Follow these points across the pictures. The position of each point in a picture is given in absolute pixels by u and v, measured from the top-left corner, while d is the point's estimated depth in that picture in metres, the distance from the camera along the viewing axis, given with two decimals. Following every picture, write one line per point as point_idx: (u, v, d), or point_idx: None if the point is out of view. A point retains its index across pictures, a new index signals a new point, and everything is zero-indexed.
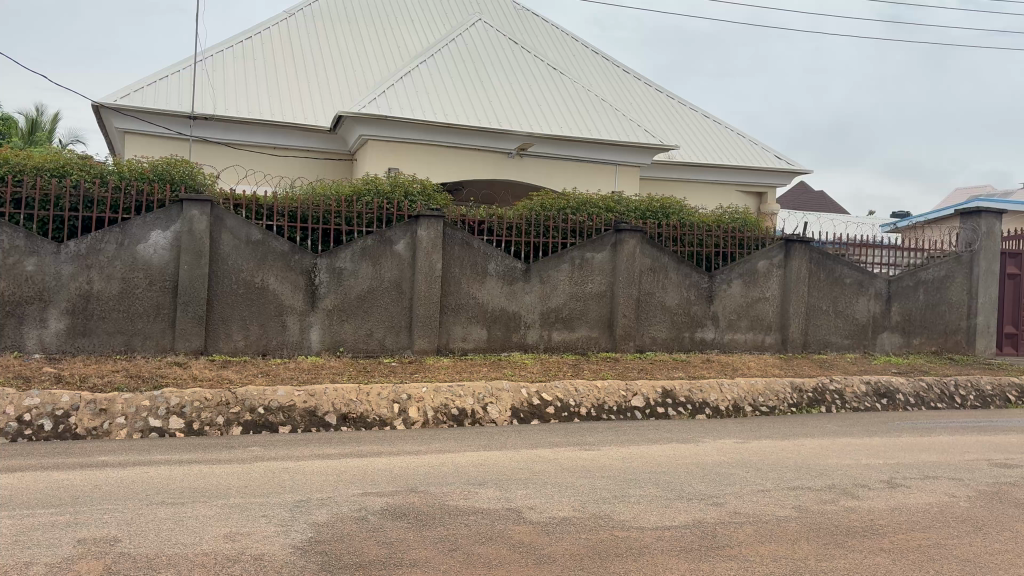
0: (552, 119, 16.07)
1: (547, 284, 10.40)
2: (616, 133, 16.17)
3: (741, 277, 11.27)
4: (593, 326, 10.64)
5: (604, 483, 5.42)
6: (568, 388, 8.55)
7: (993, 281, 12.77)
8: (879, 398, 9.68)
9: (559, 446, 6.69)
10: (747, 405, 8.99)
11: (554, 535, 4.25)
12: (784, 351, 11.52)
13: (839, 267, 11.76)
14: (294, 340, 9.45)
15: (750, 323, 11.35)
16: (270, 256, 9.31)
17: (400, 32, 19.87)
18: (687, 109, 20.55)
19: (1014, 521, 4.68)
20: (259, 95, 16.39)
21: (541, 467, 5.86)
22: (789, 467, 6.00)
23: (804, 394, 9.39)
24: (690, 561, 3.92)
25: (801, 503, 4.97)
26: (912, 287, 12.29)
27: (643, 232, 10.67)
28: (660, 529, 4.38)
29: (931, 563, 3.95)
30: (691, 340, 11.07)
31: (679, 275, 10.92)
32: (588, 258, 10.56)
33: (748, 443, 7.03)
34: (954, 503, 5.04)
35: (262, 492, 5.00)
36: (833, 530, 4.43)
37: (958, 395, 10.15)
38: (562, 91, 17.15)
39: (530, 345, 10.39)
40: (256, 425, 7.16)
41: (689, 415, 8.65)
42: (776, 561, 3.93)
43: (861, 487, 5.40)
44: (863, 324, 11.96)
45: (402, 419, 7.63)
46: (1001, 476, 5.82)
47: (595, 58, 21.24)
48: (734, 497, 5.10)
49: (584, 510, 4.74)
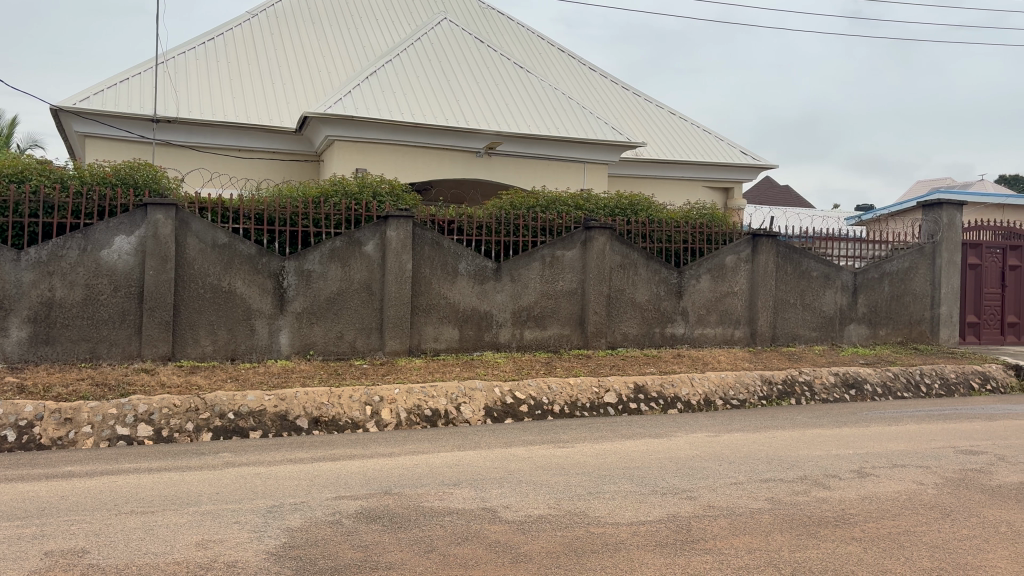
0: (519, 117, 16.07)
1: (518, 282, 10.39)
2: (584, 131, 16.21)
3: (709, 271, 11.35)
4: (564, 324, 10.65)
5: (579, 479, 5.43)
6: (541, 386, 8.56)
7: (955, 272, 13.00)
8: (847, 389, 9.80)
9: (534, 444, 6.70)
10: (718, 398, 9.07)
11: (530, 533, 4.25)
12: (753, 345, 11.63)
13: (806, 260, 11.89)
14: (262, 344, 9.35)
15: (719, 317, 11.44)
16: (237, 259, 9.21)
17: (364, 31, 19.74)
18: (652, 107, 20.68)
19: (980, 506, 4.76)
20: (222, 96, 16.21)
21: (516, 466, 5.86)
22: (761, 459, 6.05)
23: (773, 386, 9.50)
24: (666, 555, 3.93)
25: (774, 494, 5.01)
26: (877, 278, 12.46)
27: (613, 228, 10.71)
28: (635, 524, 4.39)
29: (902, 550, 4.00)
30: (661, 336, 11.13)
31: (649, 271, 10.97)
32: (559, 256, 10.56)
33: (719, 436, 7.09)
34: (923, 490, 5.12)
35: (233, 498, 4.94)
36: (806, 520, 4.48)
37: (923, 384, 10.31)
38: (528, 89, 17.15)
39: (502, 344, 10.37)
40: (226, 431, 7.08)
41: (661, 410, 8.70)
42: (750, 553, 3.95)
43: (831, 477, 5.47)
44: (830, 316, 12.10)
45: (375, 421, 7.58)
46: (967, 463, 5.92)
47: (561, 56, 21.28)
48: (707, 490, 5.13)
49: (560, 507, 4.74)
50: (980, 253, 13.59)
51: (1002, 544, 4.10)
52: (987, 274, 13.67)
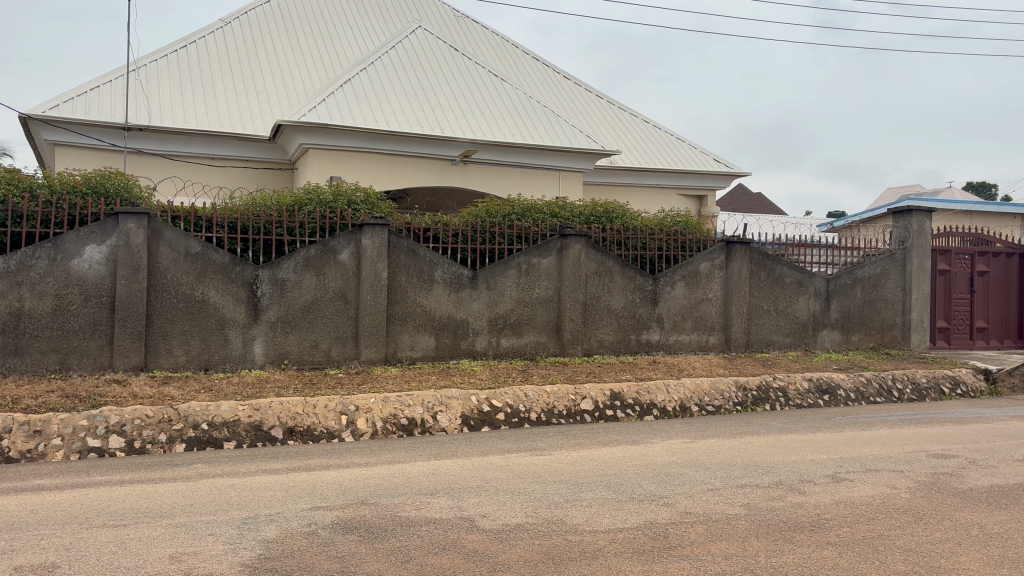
0: (494, 125, 16.10)
1: (494, 290, 10.39)
2: (559, 139, 16.26)
3: (684, 278, 11.41)
4: (540, 332, 10.67)
5: (556, 487, 5.43)
6: (517, 394, 8.55)
7: (926, 278, 13.17)
8: (821, 395, 9.89)
9: (511, 452, 6.69)
10: (693, 405, 9.11)
11: (507, 542, 4.23)
12: (727, 351, 11.71)
13: (779, 267, 11.99)
14: (236, 353, 9.26)
15: (694, 323, 11.51)
16: (210, 268, 9.12)
17: (339, 39, 19.69)
18: (626, 115, 20.79)
19: (953, 510, 4.81)
20: (195, 104, 16.09)
21: (493, 474, 5.84)
22: (737, 466, 6.08)
23: (748, 392, 9.55)
24: (644, 562, 3.93)
25: (750, 500, 5.04)
26: (849, 285, 12.59)
27: (588, 236, 10.74)
28: (613, 532, 4.40)
29: (876, 554, 4.03)
30: (637, 343, 11.17)
31: (625, 278, 11.01)
32: (535, 263, 10.57)
33: (695, 443, 7.12)
34: (896, 494, 5.17)
35: (207, 510, 4.88)
36: (782, 526, 4.50)
37: (896, 388, 10.43)
38: (503, 97, 17.18)
39: (479, 352, 10.36)
40: (200, 442, 7.01)
41: (637, 417, 8.73)
42: (727, 559, 3.97)
43: (807, 482, 5.50)
44: (803, 322, 12.21)
45: (350, 431, 7.53)
46: (939, 467, 5.98)
47: (536, 64, 21.35)
48: (683, 496, 5.15)
49: (537, 515, 4.73)
50: (949, 259, 13.79)
51: (974, 547, 4.14)
52: (957, 279, 13.87)
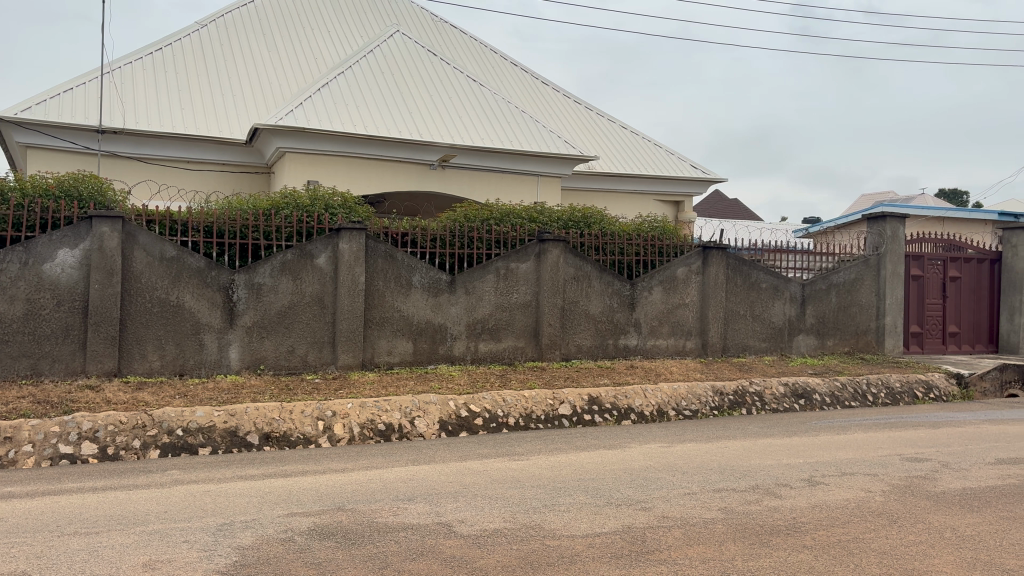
0: (472, 130, 16.09)
1: (472, 295, 10.37)
2: (537, 144, 16.29)
3: (661, 283, 11.46)
4: (519, 336, 10.66)
5: (535, 492, 5.42)
6: (496, 398, 8.53)
7: (899, 283, 13.33)
8: (797, 399, 9.96)
9: (489, 458, 6.68)
10: (670, 409, 9.14)
11: (485, 548, 4.22)
12: (704, 356, 11.76)
13: (755, 272, 12.08)
14: (211, 359, 9.18)
15: (671, 328, 11.56)
16: (185, 273, 9.05)
17: (316, 42, 19.62)
18: (604, 121, 20.87)
19: (926, 513, 4.85)
20: (171, 107, 15.96)
21: (472, 479, 5.82)
22: (713, 469, 6.11)
23: (725, 397, 9.61)
24: (621, 567, 3.94)
25: (726, 504, 5.06)
26: (824, 290, 12.70)
27: (566, 241, 10.76)
28: (590, 536, 4.39)
29: (852, 558, 4.06)
30: (615, 347, 11.19)
31: (602, 283, 11.04)
32: (513, 268, 10.57)
33: (672, 447, 7.14)
34: (870, 498, 5.21)
35: (182, 517, 4.82)
36: (758, 529, 4.53)
37: (870, 393, 10.53)
38: (481, 102, 17.19)
39: (457, 357, 10.34)
40: (174, 448, 6.94)
41: (615, 421, 8.75)
42: (704, 563, 3.98)
43: (783, 486, 5.54)
44: (779, 327, 12.30)
45: (327, 436, 7.48)
46: (912, 470, 6.05)
47: (514, 69, 21.40)
48: (661, 500, 5.16)
49: (516, 520, 4.72)
50: (923, 265, 13.92)
51: (947, 550, 4.18)
52: (929, 284, 14.03)
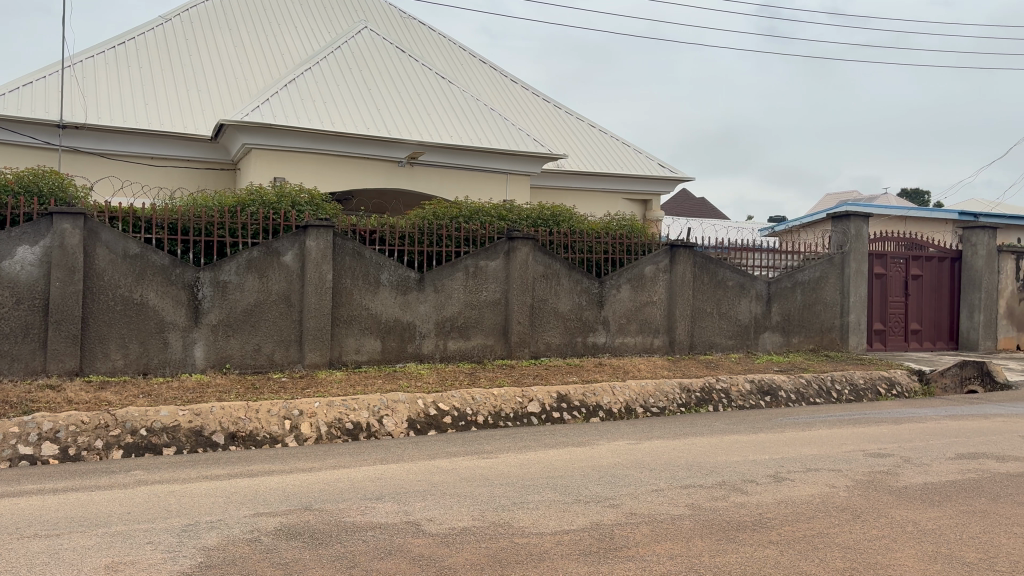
0: (441, 127, 16.05)
1: (441, 293, 10.35)
2: (506, 142, 16.29)
3: (629, 281, 11.52)
4: (488, 334, 10.66)
5: (503, 490, 5.42)
6: (464, 397, 8.52)
7: (862, 282, 13.53)
8: (762, 396, 10.07)
9: (458, 456, 6.66)
10: (638, 406, 9.19)
11: (454, 546, 4.21)
12: (672, 353, 11.84)
13: (721, 270, 12.18)
14: (176, 358, 9.06)
15: (639, 326, 11.62)
16: (149, 270, 8.92)
17: (283, 38, 19.43)
18: (573, 119, 20.92)
19: (889, 508, 4.93)
20: (135, 102, 15.71)
21: (440, 478, 5.80)
22: (681, 466, 6.16)
23: (692, 394, 9.68)
24: (589, 563, 3.95)
25: (693, 500, 5.10)
26: (790, 288, 12.85)
27: (536, 239, 10.77)
28: (558, 534, 4.40)
29: (816, 552, 4.11)
30: (583, 345, 11.23)
31: (571, 281, 11.07)
32: (482, 266, 10.56)
33: (640, 444, 7.17)
34: (834, 493, 5.28)
35: (145, 518, 4.75)
36: (725, 525, 4.57)
37: (834, 389, 10.67)
38: (450, 100, 17.15)
39: (425, 355, 10.31)
40: (138, 448, 6.83)
41: (583, 419, 8.78)
42: (671, 559, 4.00)
43: (749, 482, 5.60)
44: (745, 325, 12.42)
45: (294, 435, 7.41)
46: (875, 465, 6.14)
47: (482, 67, 21.36)
48: (629, 497, 5.19)
49: (485, 518, 4.72)
50: (886, 263, 14.14)
51: (909, 544, 4.25)
52: (892, 282, 14.24)
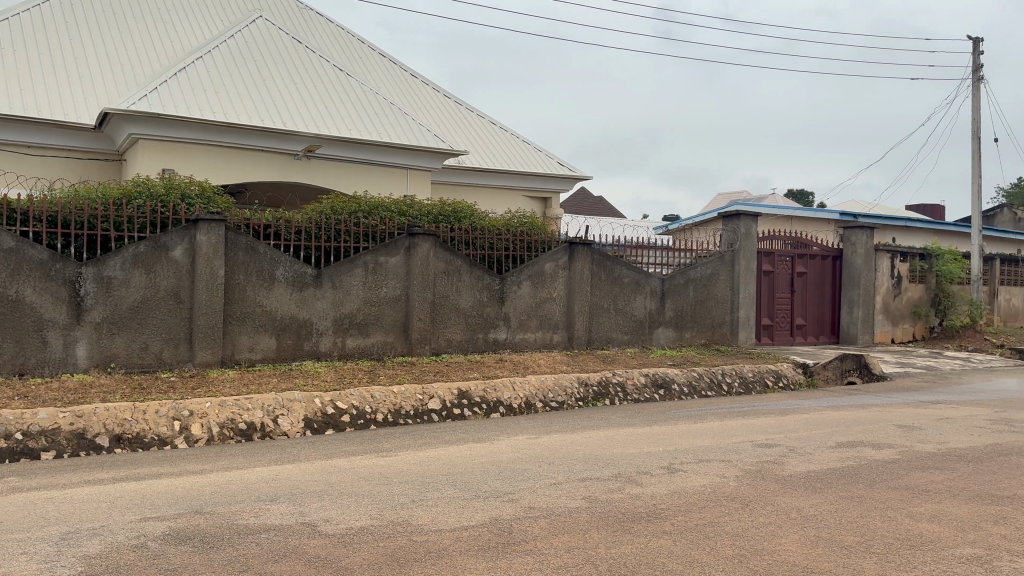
0: (340, 121, 15.78)
1: (339, 289, 10.19)
2: (406, 137, 16.16)
3: (529, 278, 11.61)
4: (387, 331, 10.55)
5: (401, 488, 5.38)
6: (363, 395, 8.41)
7: (751, 279, 14.04)
8: (657, 389, 10.33)
9: (355, 455, 6.57)
10: (538, 401, 9.28)
11: (351, 546, 4.15)
12: (570, 348, 12.00)
13: (618, 267, 12.43)
14: (56, 357, 8.60)
15: (539, 322, 11.72)
16: (26, 265, 8.44)
17: (173, 24, 18.71)
18: (473, 116, 20.93)
19: (775, 496, 5.13)
20: (10, 87, 14.82)
21: (337, 478, 5.71)
22: (578, 459, 6.25)
23: (589, 388, 9.84)
24: (487, 559, 3.96)
25: (590, 493, 5.18)
26: (683, 285, 13.22)
27: (436, 235, 10.73)
28: (457, 530, 4.40)
29: (706, 541, 4.24)
30: (484, 341, 11.25)
31: (471, 277, 11.07)
32: (382, 262, 10.43)
33: (538, 439, 7.25)
34: (724, 483, 5.46)
35: (20, 527, 4.50)
36: (621, 516, 4.66)
37: (725, 382, 11.05)
38: (349, 93, 16.88)
39: (322, 353, 10.13)
40: (14, 453, 6.46)
41: (484, 414, 8.80)
42: (569, 552, 4.06)
43: (643, 474, 5.72)
44: (641, 320, 12.70)
45: (184, 437, 7.16)
46: (763, 455, 6.39)
47: (382, 60, 21.12)
48: (527, 491, 5.23)
49: (383, 517, 4.67)
50: (773, 261, 14.71)
51: (794, 529, 4.43)
52: (779, 279, 14.84)
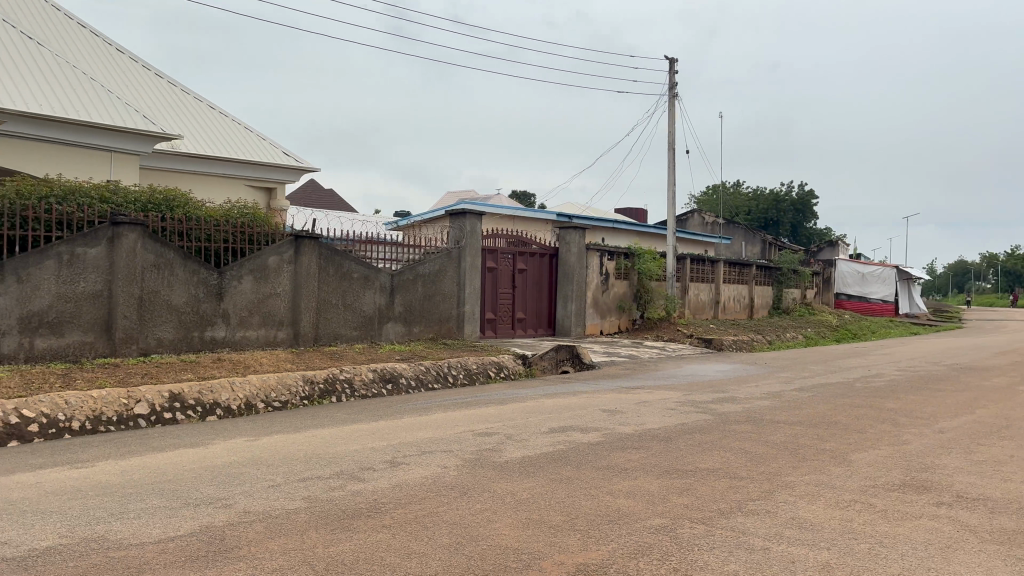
0: (29, 94, 14.10)
1: (27, 284, 9.11)
2: (110, 118, 14.80)
3: (252, 272, 11.14)
4: (88, 330, 9.59)
5: (99, 502, 4.91)
6: (57, 401, 7.57)
7: (476, 275, 14.52)
8: (384, 384, 10.36)
9: (45, 468, 5.90)
10: (260, 401, 8.92)
11: (34, 570, 3.72)
12: (296, 345, 11.67)
13: (346, 262, 12.28)
14: None
15: (262, 318, 11.27)
16: None
17: None
18: (190, 99, 19.66)
19: (491, 482, 5.35)
20: None
21: (21, 495, 5.09)
22: (300, 459, 6.10)
23: (315, 385, 9.63)
24: (195, 570, 3.73)
25: (310, 492, 5.07)
26: (411, 280, 13.37)
27: (145, 225, 9.96)
28: (163, 542, 4.10)
29: (424, 531, 4.31)
30: (201, 340, 10.61)
31: (187, 271, 10.40)
32: (79, 254, 9.48)
33: (258, 440, 6.97)
34: (444, 473, 5.60)
35: None
36: (340, 514, 4.61)
37: (450, 374, 11.33)
38: (41, 64, 15.14)
39: (6, 355, 8.99)
40: None
41: (199, 418, 8.30)
42: (285, 554, 3.94)
43: (366, 469, 5.71)
44: (369, 316, 12.66)
45: None
46: (482, 444, 6.63)
47: (83, 31, 19.17)
48: (243, 495, 5.01)
49: (75, 534, 4.24)
50: (496, 258, 15.33)
51: (507, 514, 4.63)
52: (502, 275, 15.50)
